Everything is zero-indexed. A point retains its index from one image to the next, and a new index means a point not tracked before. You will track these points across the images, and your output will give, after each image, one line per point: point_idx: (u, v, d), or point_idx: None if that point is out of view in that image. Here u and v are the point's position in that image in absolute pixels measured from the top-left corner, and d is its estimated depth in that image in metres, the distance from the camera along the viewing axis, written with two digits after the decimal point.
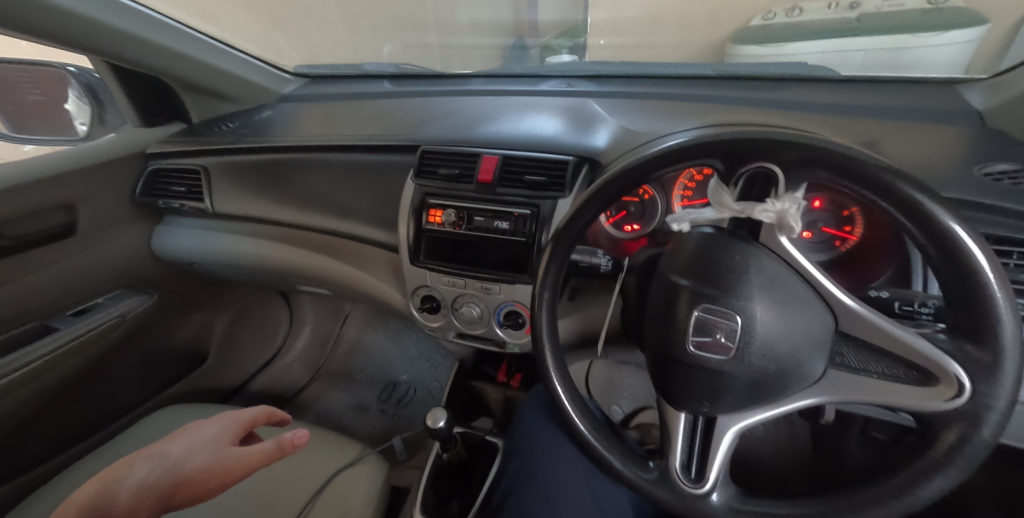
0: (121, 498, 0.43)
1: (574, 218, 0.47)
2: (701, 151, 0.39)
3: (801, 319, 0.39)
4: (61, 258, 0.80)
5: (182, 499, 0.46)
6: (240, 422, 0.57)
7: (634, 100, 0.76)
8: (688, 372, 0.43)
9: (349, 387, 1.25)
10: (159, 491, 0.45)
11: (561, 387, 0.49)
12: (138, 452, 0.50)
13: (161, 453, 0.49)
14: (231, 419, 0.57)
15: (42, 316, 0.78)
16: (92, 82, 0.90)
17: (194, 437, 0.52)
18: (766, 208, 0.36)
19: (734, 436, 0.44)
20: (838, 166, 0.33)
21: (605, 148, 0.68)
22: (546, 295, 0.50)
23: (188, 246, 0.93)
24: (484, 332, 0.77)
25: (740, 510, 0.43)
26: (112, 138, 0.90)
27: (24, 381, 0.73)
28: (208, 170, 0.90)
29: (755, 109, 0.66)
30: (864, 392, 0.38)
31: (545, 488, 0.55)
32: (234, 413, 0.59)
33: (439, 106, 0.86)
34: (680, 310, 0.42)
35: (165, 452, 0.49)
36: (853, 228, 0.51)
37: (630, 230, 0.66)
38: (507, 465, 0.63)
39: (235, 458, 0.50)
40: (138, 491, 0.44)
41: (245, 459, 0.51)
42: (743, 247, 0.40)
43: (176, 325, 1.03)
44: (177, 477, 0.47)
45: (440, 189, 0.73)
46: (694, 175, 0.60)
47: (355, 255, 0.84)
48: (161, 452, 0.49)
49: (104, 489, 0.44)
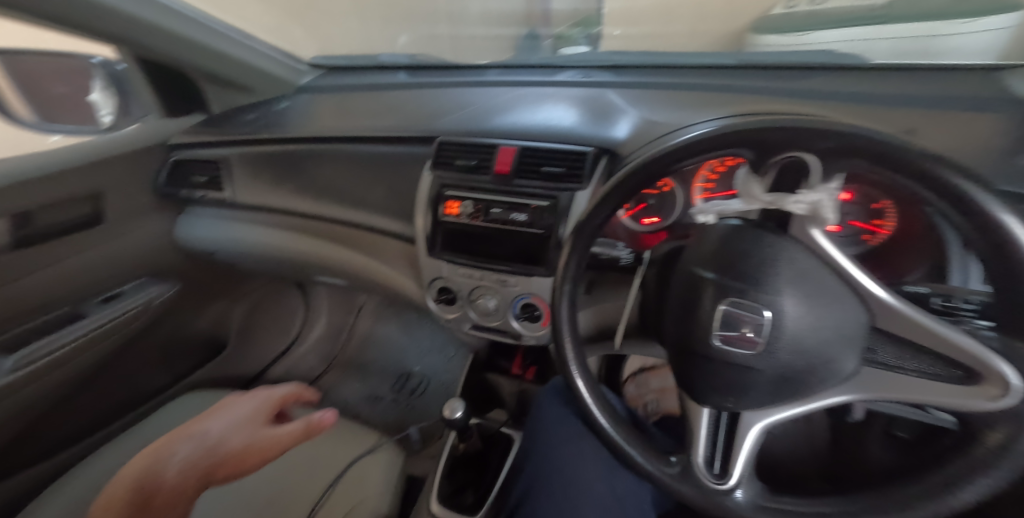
0: (168, 476, 0.48)
1: (596, 210, 0.46)
2: (730, 141, 0.38)
3: (833, 314, 0.38)
4: (87, 247, 0.80)
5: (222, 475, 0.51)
6: (270, 402, 0.62)
7: (653, 90, 0.74)
8: (713, 367, 0.42)
9: (363, 378, 1.26)
10: (202, 467, 0.50)
11: (581, 380, 0.49)
12: (183, 430, 0.56)
13: (201, 433, 0.54)
14: (264, 399, 0.62)
15: (72, 303, 0.80)
16: (116, 73, 0.90)
17: (228, 418, 0.57)
18: (799, 199, 0.35)
19: (759, 432, 0.43)
20: (879, 155, 0.32)
21: (626, 139, 0.67)
22: (567, 287, 0.49)
23: (209, 236, 0.94)
24: (500, 324, 0.77)
25: (765, 507, 0.42)
26: (137, 128, 0.91)
27: (53, 366, 0.75)
28: (229, 160, 0.91)
29: (779, 99, 0.64)
30: (897, 390, 0.37)
31: (554, 480, 0.56)
32: (264, 394, 0.64)
33: (454, 97, 0.85)
34: (704, 304, 0.42)
35: (205, 431, 0.55)
36: (884, 221, 0.49)
37: (648, 223, 0.65)
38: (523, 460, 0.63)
39: (266, 439, 0.54)
40: (183, 467, 0.50)
41: (276, 437, 0.55)
42: (773, 241, 0.39)
43: (194, 314, 1.05)
44: (216, 455, 0.52)
45: (457, 180, 0.73)
46: (716, 166, 0.59)
47: (372, 246, 0.84)
48: (201, 431, 0.55)
49: (156, 466, 0.50)
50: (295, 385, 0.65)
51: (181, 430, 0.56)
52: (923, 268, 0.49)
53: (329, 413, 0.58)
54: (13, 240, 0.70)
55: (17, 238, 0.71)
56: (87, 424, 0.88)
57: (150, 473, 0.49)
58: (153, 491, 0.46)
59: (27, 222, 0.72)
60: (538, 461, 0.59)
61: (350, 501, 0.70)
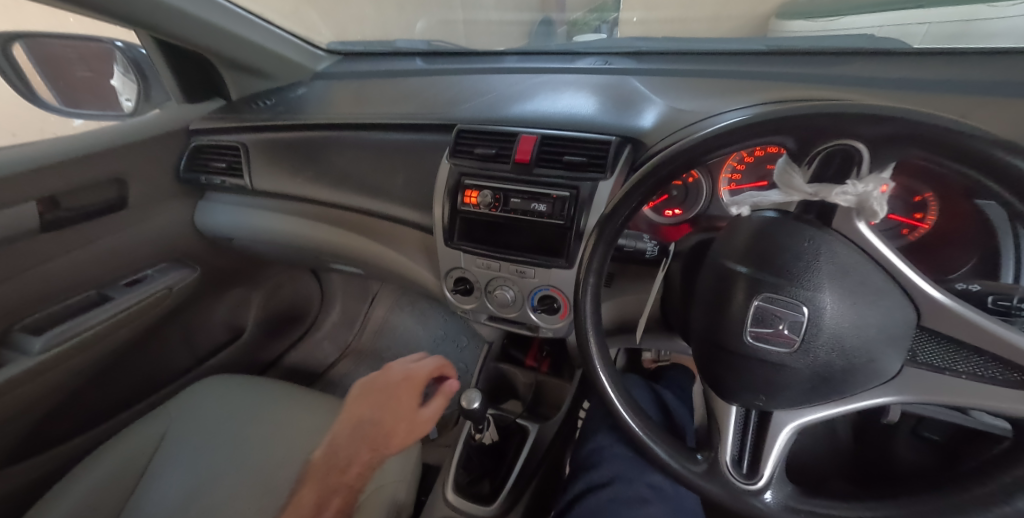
0: (359, 452, 0.66)
1: (623, 201, 0.44)
2: (771, 128, 0.35)
3: (877, 312, 0.36)
4: (113, 231, 0.81)
5: (390, 448, 0.67)
6: (414, 382, 0.71)
7: (678, 78, 0.72)
8: (745, 365, 0.41)
9: (377, 366, 1.28)
10: (377, 442, 0.67)
11: (604, 375, 0.48)
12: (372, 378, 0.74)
13: (372, 407, 0.70)
14: (411, 380, 0.72)
15: (98, 286, 0.81)
16: (138, 58, 0.91)
17: (383, 402, 0.70)
18: (846, 190, 0.34)
19: (790, 432, 0.42)
20: (939, 143, 0.30)
21: (651, 128, 0.65)
22: (591, 280, 0.48)
23: (228, 223, 0.95)
24: (517, 316, 0.76)
25: (796, 509, 0.41)
26: (157, 113, 0.91)
27: (79, 349, 0.77)
28: (247, 146, 0.91)
29: (813, 86, 0.61)
30: (942, 393, 0.36)
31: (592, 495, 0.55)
32: (403, 371, 0.73)
33: (472, 84, 0.84)
34: (736, 299, 0.40)
35: (378, 401, 0.70)
36: (925, 215, 0.47)
37: (670, 215, 0.64)
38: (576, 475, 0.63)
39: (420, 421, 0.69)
40: (370, 438, 0.67)
41: (418, 422, 0.69)
42: (812, 233, 0.37)
43: (214, 300, 1.06)
44: (385, 432, 0.67)
45: (476, 168, 0.71)
46: (745, 157, 0.56)
47: (389, 235, 0.84)
48: (375, 397, 0.71)
49: (366, 425, 0.68)
50: (435, 363, 0.73)
51: (369, 386, 0.73)
52: (973, 260, 0.48)
53: (450, 387, 0.72)
54: (43, 223, 0.71)
55: (46, 221, 0.71)
56: (113, 406, 0.91)
57: (362, 422, 0.69)
58: (351, 461, 0.65)
59: (54, 206, 0.72)
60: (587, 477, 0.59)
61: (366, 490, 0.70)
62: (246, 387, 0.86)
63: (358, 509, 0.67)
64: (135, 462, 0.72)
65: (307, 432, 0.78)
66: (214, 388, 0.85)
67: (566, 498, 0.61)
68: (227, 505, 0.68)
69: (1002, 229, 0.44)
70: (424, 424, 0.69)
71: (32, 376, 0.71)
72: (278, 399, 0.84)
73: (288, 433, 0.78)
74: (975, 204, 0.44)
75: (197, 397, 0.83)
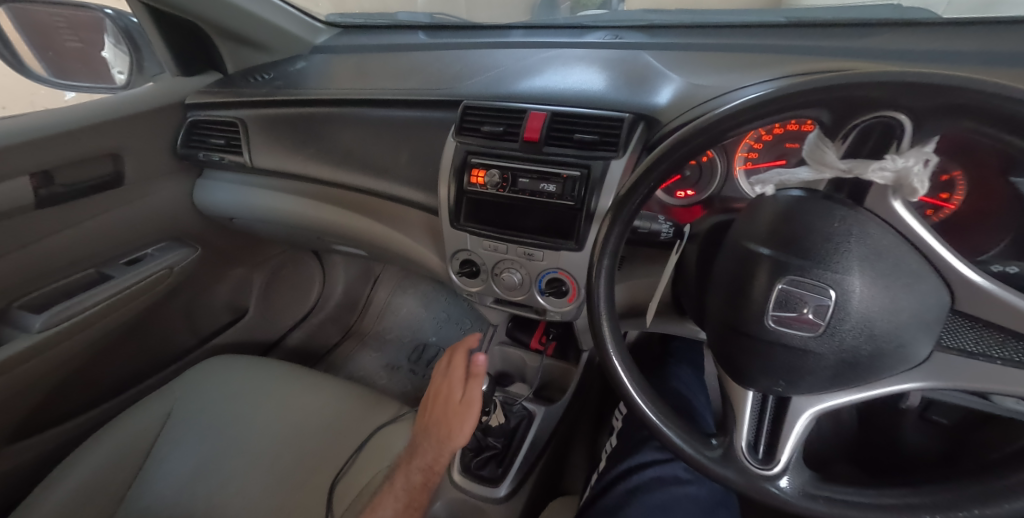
0: (430, 451, 0.67)
1: (642, 179, 0.41)
2: (806, 100, 0.33)
3: (910, 295, 0.35)
4: (110, 207, 0.79)
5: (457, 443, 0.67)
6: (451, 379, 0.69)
7: (692, 52, 0.69)
8: (766, 350, 0.39)
9: (380, 347, 1.28)
10: (441, 441, 0.67)
11: (618, 360, 0.47)
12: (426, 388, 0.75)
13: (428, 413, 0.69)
14: (449, 378, 0.70)
15: (96, 264, 0.80)
16: (129, 26, 0.87)
17: (435, 406, 0.69)
18: (883, 166, 0.31)
19: (809, 418, 0.41)
20: (995, 112, 0.28)
21: (667, 105, 0.62)
22: (605, 262, 0.46)
23: (228, 201, 0.93)
24: (525, 299, 0.75)
25: (814, 495, 0.41)
26: (151, 86, 0.88)
27: (79, 327, 0.76)
28: (244, 122, 0.88)
29: (837, 60, 0.58)
30: (973, 377, 0.36)
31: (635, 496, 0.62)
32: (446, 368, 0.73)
33: (477, 59, 0.81)
34: (758, 282, 0.38)
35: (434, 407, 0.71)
36: (951, 195, 0.46)
37: (682, 196, 0.62)
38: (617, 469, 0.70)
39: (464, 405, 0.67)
40: (433, 440, 0.67)
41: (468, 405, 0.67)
42: (844, 214, 0.35)
43: (215, 281, 1.05)
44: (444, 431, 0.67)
45: (482, 147, 0.69)
46: (763, 135, 0.54)
47: (392, 215, 0.82)
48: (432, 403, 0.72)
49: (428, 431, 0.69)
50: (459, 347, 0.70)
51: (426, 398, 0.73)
52: (1005, 241, 0.46)
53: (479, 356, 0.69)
54: (38, 199, 0.69)
55: (42, 197, 0.69)
56: (116, 385, 0.91)
57: (425, 428, 0.69)
58: (429, 461, 0.67)
59: (48, 181, 0.70)
60: (631, 477, 0.66)
61: (372, 471, 0.70)
62: (248, 368, 0.85)
63: (364, 493, 0.67)
64: (140, 441, 0.72)
65: (312, 414, 0.77)
66: (216, 369, 0.84)
67: (607, 479, 0.70)
68: (233, 486, 0.68)
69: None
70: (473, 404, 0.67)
71: (32, 354, 0.70)
72: (281, 380, 0.83)
73: (294, 416, 0.77)
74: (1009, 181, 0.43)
75: (199, 378, 0.82)
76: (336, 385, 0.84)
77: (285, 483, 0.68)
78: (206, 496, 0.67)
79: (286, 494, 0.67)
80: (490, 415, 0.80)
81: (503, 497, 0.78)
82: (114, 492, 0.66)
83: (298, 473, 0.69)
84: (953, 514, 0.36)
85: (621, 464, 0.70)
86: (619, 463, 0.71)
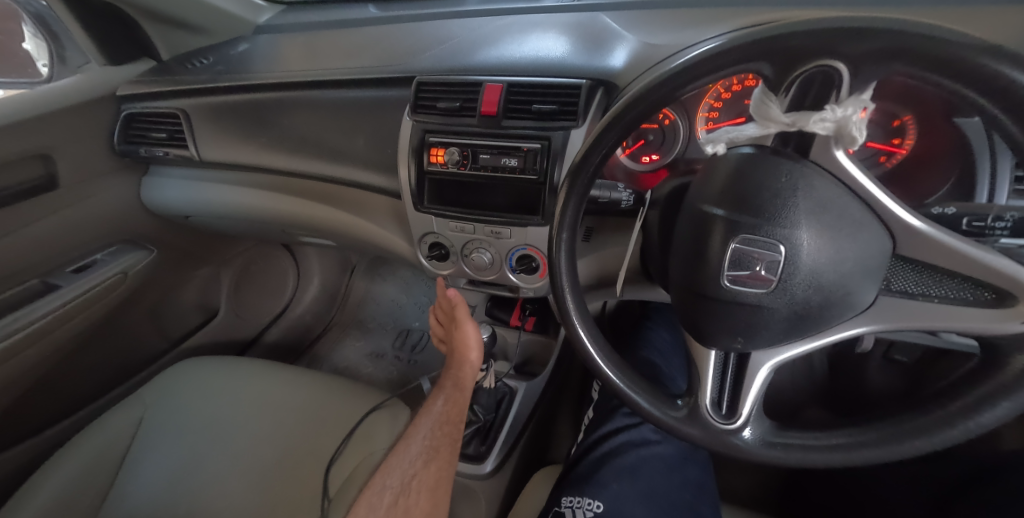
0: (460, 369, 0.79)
1: (596, 144, 0.40)
2: (748, 54, 0.32)
3: (855, 243, 0.35)
4: (48, 213, 0.76)
5: (471, 355, 0.78)
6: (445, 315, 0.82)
7: (650, 10, 0.67)
8: (723, 309, 0.40)
9: (363, 336, 1.28)
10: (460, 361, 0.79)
11: (584, 333, 0.46)
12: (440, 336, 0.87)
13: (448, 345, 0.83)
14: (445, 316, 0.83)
15: (41, 273, 0.77)
16: (43, 12, 0.81)
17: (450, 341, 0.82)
18: (824, 116, 0.31)
19: (768, 370, 0.42)
20: (923, 54, 0.27)
21: (623, 68, 0.61)
22: (565, 235, 0.45)
23: (182, 198, 0.89)
24: (497, 277, 0.74)
25: (772, 443, 0.43)
26: (79, 77, 0.82)
27: (32, 338, 0.73)
28: (188, 113, 0.83)
29: (792, 9, 0.57)
30: (915, 319, 0.37)
31: (615, 464, 0.64)
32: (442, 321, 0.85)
33: (432, 30, 0.77)
34: (713, 244, 0.38)
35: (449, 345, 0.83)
36: (902, 140, 0.48)
37: (647, 162, 0.61)
38: (590, 436, 0.72)
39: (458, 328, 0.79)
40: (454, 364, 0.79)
41: (461, 324, 0.78)
42: (790, 168, 0.35)
43: (180, 283, 1.01)
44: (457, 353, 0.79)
45: (440, 124, 0.67)
46: (722, 92, 0.55)
47: (355, 201, 0.79)
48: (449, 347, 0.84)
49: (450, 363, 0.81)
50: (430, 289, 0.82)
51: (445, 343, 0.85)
52: (951, 180, 0.48)
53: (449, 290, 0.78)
54: None
55: None
56: (83, 395, 0.89)
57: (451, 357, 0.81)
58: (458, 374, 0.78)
59: None
60: (608, 443, 0.68)
61: (355, 462, 0.68)
62: (219, 369, 0.83)
63: (347, 485, 0.66)
64: (110, 450, 0.70)
65: (292, 411, 0.76)
66: (188, 370, 0.83)
67: (584, 444, 0.72)
68: (214, 486, 0.68)
69: (980, 151, 0.45)
70: (466, 320, 0.78)
71: None
72: (257, 376, 0.82)
73: (274, 411, 0.77)
74: (955, 123, 0.45)
75: (171, 380, 0.81)
76: (314, 376, 0.83)
77: (269, 480, 0.68)
78: (186, 497, 0.67)
79: (268, 491, 0.67)
80: (484, 377, 0.82)
81: (489, 473, 0.80)
82: (89, 503, 0.65)
83: (280, 470, 0.69)
84: (898, 447, 0.38)
85: (597, 429, 0.73)
86: (596, 428, 0.73)
